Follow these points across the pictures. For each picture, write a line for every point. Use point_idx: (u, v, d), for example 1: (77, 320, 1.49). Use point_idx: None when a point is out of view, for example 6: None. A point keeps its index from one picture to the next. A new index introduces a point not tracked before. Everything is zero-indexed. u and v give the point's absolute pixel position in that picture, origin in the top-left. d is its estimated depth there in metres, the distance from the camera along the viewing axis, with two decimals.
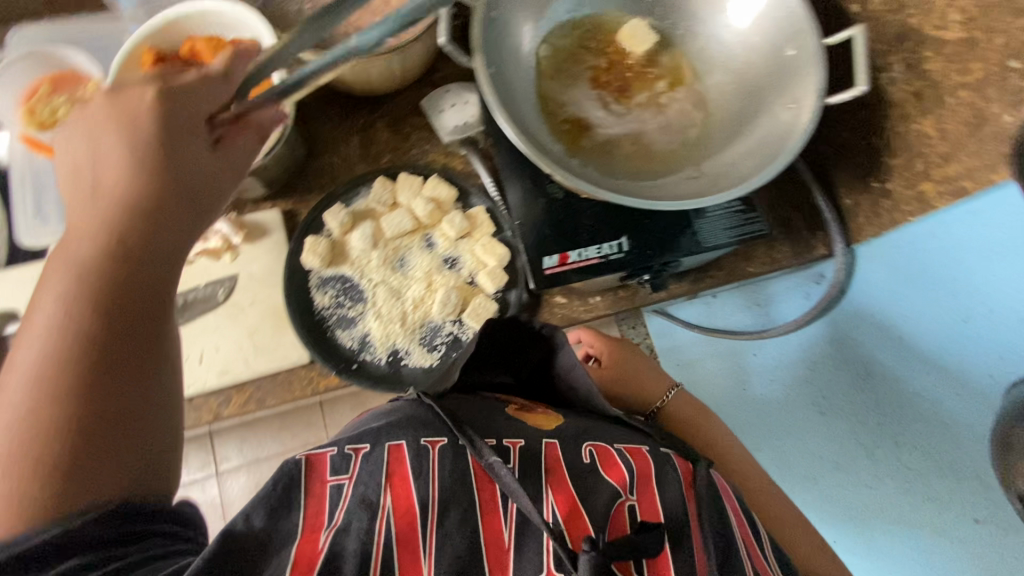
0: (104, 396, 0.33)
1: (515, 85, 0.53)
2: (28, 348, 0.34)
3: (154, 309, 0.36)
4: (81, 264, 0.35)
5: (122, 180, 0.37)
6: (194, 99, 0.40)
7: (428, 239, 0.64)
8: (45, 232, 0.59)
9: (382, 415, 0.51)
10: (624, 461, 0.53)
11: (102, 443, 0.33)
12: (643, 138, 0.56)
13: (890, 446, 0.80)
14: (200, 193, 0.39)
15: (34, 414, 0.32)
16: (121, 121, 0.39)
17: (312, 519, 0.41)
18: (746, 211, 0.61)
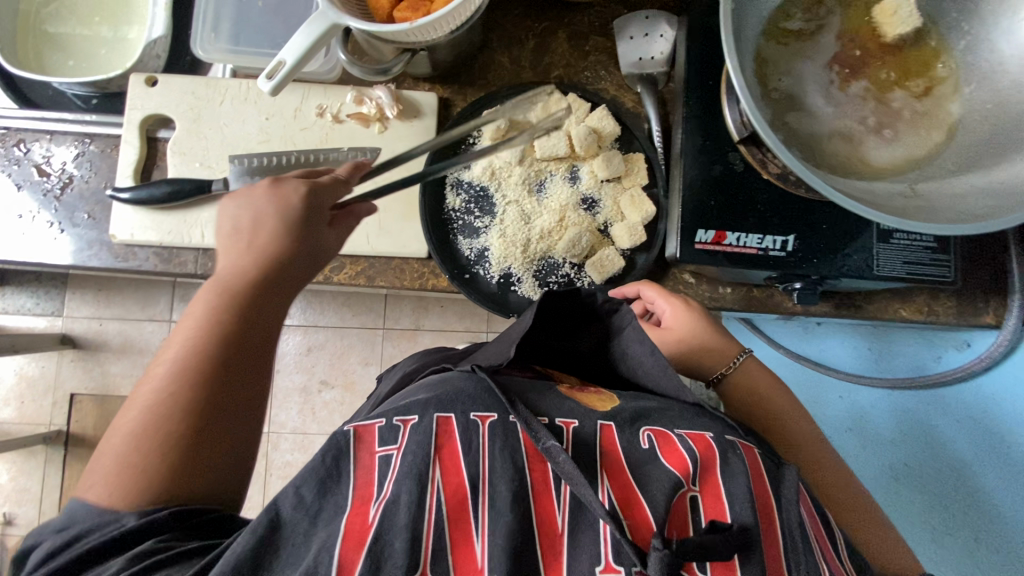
0: (216, 423, 0.40)
1: (745, 32, 0.46)
2: (140, 394, 0.40)
3: (255, 374, 0.42)
4: (214, 333, 0.41)
5: (258, 271, 0.44)
6: (324, 199, 0.46)
7: (573, 172, 0.60)
8: (216, 47, 0.58)
9: (430, 386, 0.48)
10: (687, 446, 0.47)
11: (201, 461, 0.39)
12: (862, 131, 0.48)
13: (962, 540, 0.69)
14: (319, 253, 0.47)
15: (151, 426, 0.38)
16: (275, 212, 0.44)
17: (361, 490, 0.40)
18: (934, 252, 0.54)
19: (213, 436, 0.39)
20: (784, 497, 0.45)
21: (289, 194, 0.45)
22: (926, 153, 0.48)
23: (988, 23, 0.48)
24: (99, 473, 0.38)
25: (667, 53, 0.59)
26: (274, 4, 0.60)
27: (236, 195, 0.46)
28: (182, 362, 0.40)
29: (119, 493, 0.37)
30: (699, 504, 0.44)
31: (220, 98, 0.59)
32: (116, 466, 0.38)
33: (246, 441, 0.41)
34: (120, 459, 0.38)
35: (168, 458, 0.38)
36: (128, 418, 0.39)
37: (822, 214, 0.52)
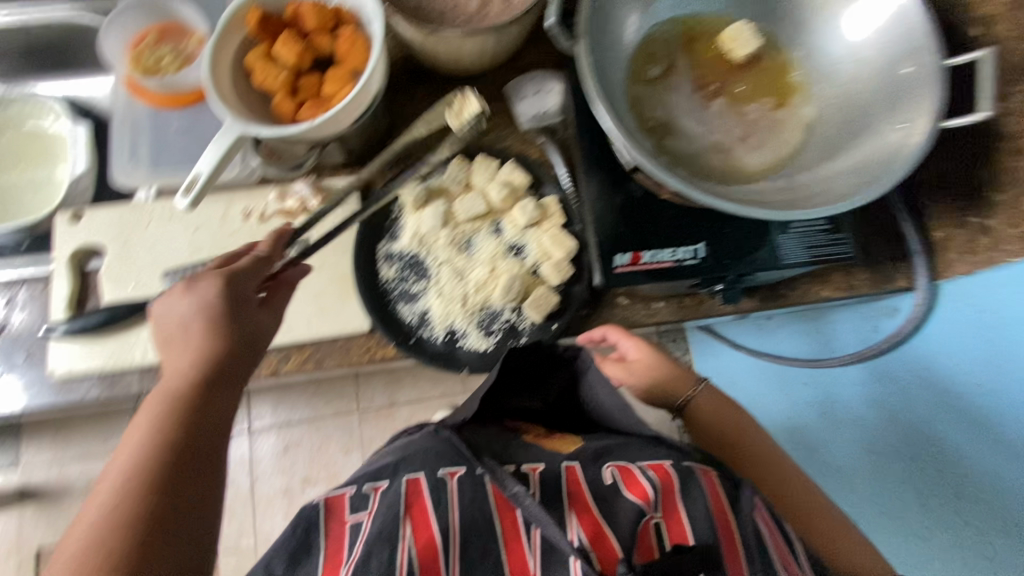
0: (168, 522, 0.36)
1: (612, 79, 0.52)
2: (83, 517, 0.36)
3: (215, 453, 0.40)
4: (163, 433, 0.38)
5: (199, 368, 0.42)
6: (243, 286, 0.46)
7: (496, 225, 0.64)
8: (137, 173, 0.61)
9: (397, 450, 0.53)
10: (647, 476, 0.49)
11: (152, 567, 0.34)
12: (736, 142, 0.54)
13: (945, 501, 0.71)
14: (255, 336, 0.45)
15: (100, 530, 0.34)
16: (199, 306, 0.44)
17: (331, 559, 0.45)
18: (831, 232, 0.58)
19: (172, 526, 0.36)
20: (741, 513, 0.47)
21: (206, 293, 0.45)
22: (793, 151, 0.54)
23: (817, 32, 0.55)
24: None
25: (560, 104, 0.64)
26: (188, 124, 0.63)
27: (161, 302, 0.45)
28: (127, 469, 0.37)
29: None
30: (663, 531, 0.45)
31: (147, 219, 0.61)
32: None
33: (202, 544, 0.37)
34: None
35: (115, 557, 0.34)
36: (66, 551, 0.35)
37: (723, 220, 0.57)
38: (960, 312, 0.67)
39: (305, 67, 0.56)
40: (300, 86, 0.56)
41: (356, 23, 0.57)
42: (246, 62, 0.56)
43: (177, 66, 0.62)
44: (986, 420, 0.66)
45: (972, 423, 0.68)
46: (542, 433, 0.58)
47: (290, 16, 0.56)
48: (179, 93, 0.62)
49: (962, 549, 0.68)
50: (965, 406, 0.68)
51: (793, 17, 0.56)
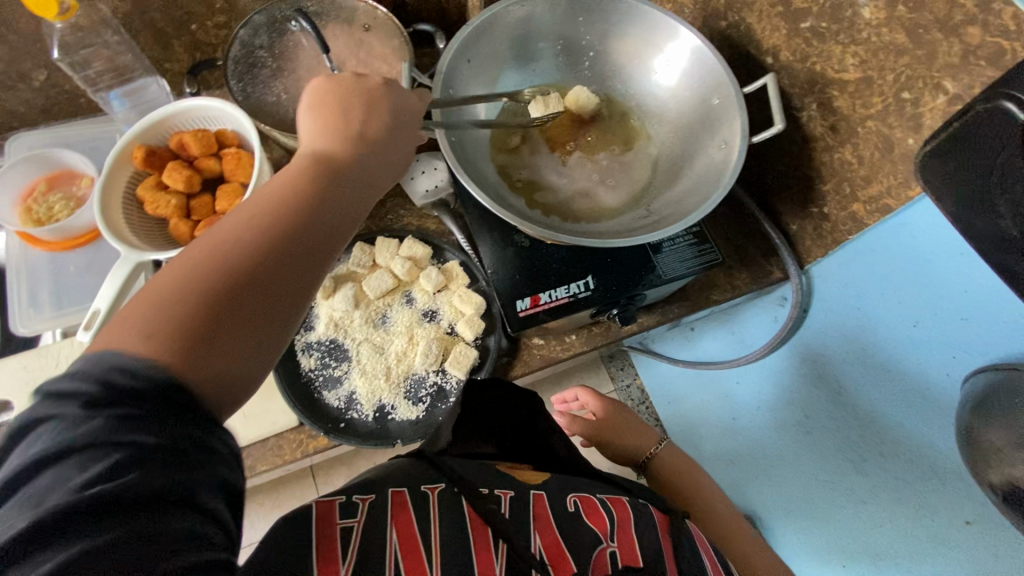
0: (222, 340, 0.31)
1: (475, 152, 0.59)
2: (198, 245, 0.34)
3: (290, 314, 0.35)
4: (281, 197, 0.37)
5: (347, 150, 0.41)
6: (343, 113, 0.43)
7: (407, 296, 0.68)
8: (40, 319, 0.62)
9: (382, 466, 0.52)
10: (605, 509, 0.55)
11: (214, 341, 0.31)
12: (596, 185, 0.61)
13: (876, 462, 0.74)
14: (354, 205, 0.40)
15: (218, 258, 0.33)
16: (333, 124, 0.42)
17: (323, 560, 0.37)
18: (700, 243, 0.65)
19: (252, 282, 0.33)
20: (680, 540, 0.57)
21: (335, 103, 0.43)
22: (646, 184, 0.61)
23: (641, 83, 0.65)
24: (134, 321, 0.30)
25: (447, 179, 0.71)
26: (88, 261, 0.65)
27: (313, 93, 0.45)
28: (258, 205, 0.36)
29: (127, 342, 0.29)
30: (617, 556, 0.49)
31: (55, 361, 0.61)
32: (128, 312, 0.30)
33: (271, 330, 0.34)
34: (154, 303, 0.31)
35: (196, 324, 0.31)
36: (165, 275, 0.32)
37: (604, 251, 0.63)
38: (851, 270, 0.70)
39: (195, 190, 0.60)
40: (192, 208, 0.60)
41: (239, 143, 0.62)
42: (137, 195, 0.60)
43: (69, 210, 0.64)
44: (895, 372, 0.69)
45: (884, 378, 0.70)
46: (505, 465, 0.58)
47: (176, 146, 0.60)
48: (71, 235, 0.62)
49: (901, 506, 0.71)
50: (877, 362, 0.70)
51: (620, 73, 0.66)
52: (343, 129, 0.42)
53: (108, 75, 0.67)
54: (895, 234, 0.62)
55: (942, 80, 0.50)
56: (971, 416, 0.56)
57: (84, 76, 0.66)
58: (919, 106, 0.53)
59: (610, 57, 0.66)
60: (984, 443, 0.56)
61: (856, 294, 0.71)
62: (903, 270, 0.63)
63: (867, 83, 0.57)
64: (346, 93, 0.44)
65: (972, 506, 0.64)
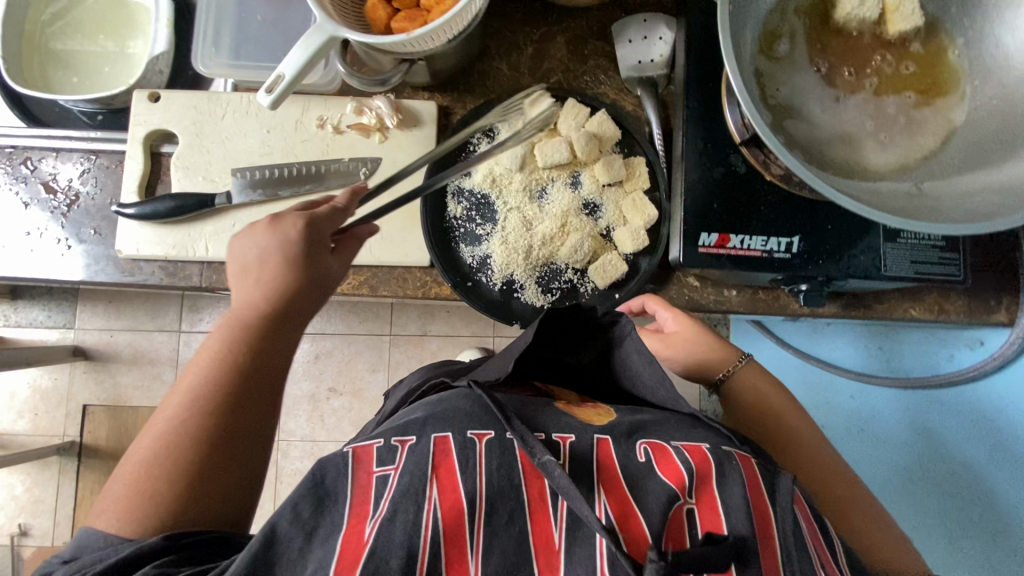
0: (205, 463, 0.41)
1: (744, 35, 0.46)
2: (161, 415, 0.42)
3: (263, 409, 0.44)
4: (229, 343, 0.44)
5: (265, 304, 0.45)
6: (323, 230, 0.47)
7: (574, 178, 0.60)
8: (216, 60, 0.58)
9: (426, 406, 0.49)
10: (682, 457, 0.47)
11: (202, 479, 0.40)
12: (866, 137, 0.48)
13: (977, 543, 0.67)
14: (288, 316, 0.46)
15: (190, 410, 0.42)
16: (280, 247, 0.45)
17: (357, 508, 0.41)
18: (944, 249, 0.53)
19: (227, 415, 0.42)
20: (780, 503, 0.45)
21: (289, 227, 0.46)
22: (925, 157, 0.47)
23: (992, 17, 0.48)
24: (124, 474, 0.40)
25: (667, 56, 0.59)
26: (274, 16, 0.60)
27: (241, 233, 0.47)
28: (208, 365, 0.43)
29: (128, 520, 0.39)
30: (696, 516, 0.44)
31: (223, 112, 0.60)
32: (126, 493, 0.40)
33: (246, 469, 0.42)
34: (151, 446, 0.41)
35: (186, 477, 0.40)
36: (155, 428, 0.42)
37: (828, 214, 0.52)
38: None
39: None
40: None
41: None
42: None
43: None
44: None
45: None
46: (574, 403, 0.56)
47: None
48: None
49: None
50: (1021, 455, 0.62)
51: None
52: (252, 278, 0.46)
53: None
54: None
55: None
56: None
57: None
58: None
59: None
60: None
61: None
62: None
63: None
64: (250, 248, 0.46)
65: None
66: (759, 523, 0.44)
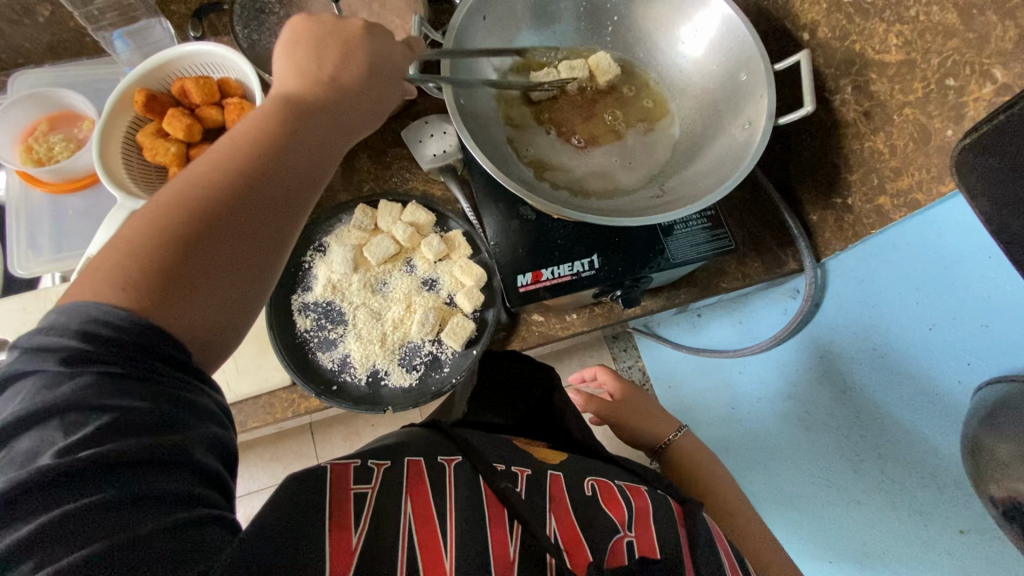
0: (233, 229, 0.37)
1: (485, 117, 0.56)
2: (199, 162, 0.38)
3: (269, 250, 0.39)
4: (239, 160, 0.39)
5: (282, 128, 0.41)
6: (309, 109, 0.43)
7: (409, 264, 0.67)
8: (39, 260, 0.61)
9: (397, 434, 0.58)
10: (624, 496, 0.58)
11: (205, 244, 0.35)
12: (613, 162, 0.59)
13: (872, 463, 0.73)
14: (302, 184, 0.41)
15: (231, 174, 0.38)
16: (280, 106, 0.42)
17: (338, 514, 0.41)
18: (714, 228, 0.63)
19: (252, 203, 0.38)
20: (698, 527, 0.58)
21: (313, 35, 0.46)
22: (661, 166, 0.58)
23: (666, 54, 0.62)
24: (118, 241, 0.34)
25: (456, 143, 0.69)
26: (86, 206, 0.64)
27: (283, 47, 0.46)
28: (235, 142, 0.39)
29: (121, 276, 0.32)
30: (634, 545, 0.52)
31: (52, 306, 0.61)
32: (120, 245, 0.34)
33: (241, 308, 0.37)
34: (174, 192, 0.36)
35: (181, 242, 0.35)
36: (183, 174, 0.37)
37: (613, 229, 0.61)
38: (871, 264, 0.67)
39: (195, 139, 0.58)
40: (192, 158, 0.58)
41: (242, 93, 0.60)
42: (139, 142, 0.58)
43: (68, 153, 0.62)
44: (905, 374, 0.67)
45: (897, 380, 0.68)
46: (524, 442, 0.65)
47: (177, 93, 0.59)
48: (73, 178, 0.62)
49: (895, 509, 0.71)
50: (885, 362, 0.69)
51: (646, 41, 0.63)
52: (275, 108, 0.42)
53: (112, 11, 0.64)
54: (922, 229, 0.59)
55: (992, 67, 0.47)
56: (977, 428, 0.58)
57: (85, 12, 0.63)
58: (964, 94, 0.49)
59: (634, 22, 0.62)
60: (981, 461, 0.58)
61: (869, 297, 0.69)
62: (929, 272, 0.60)
63: (909, 66, 0.53)
64: (287, 86, 0.44)
65: (968, 513, 0.65)
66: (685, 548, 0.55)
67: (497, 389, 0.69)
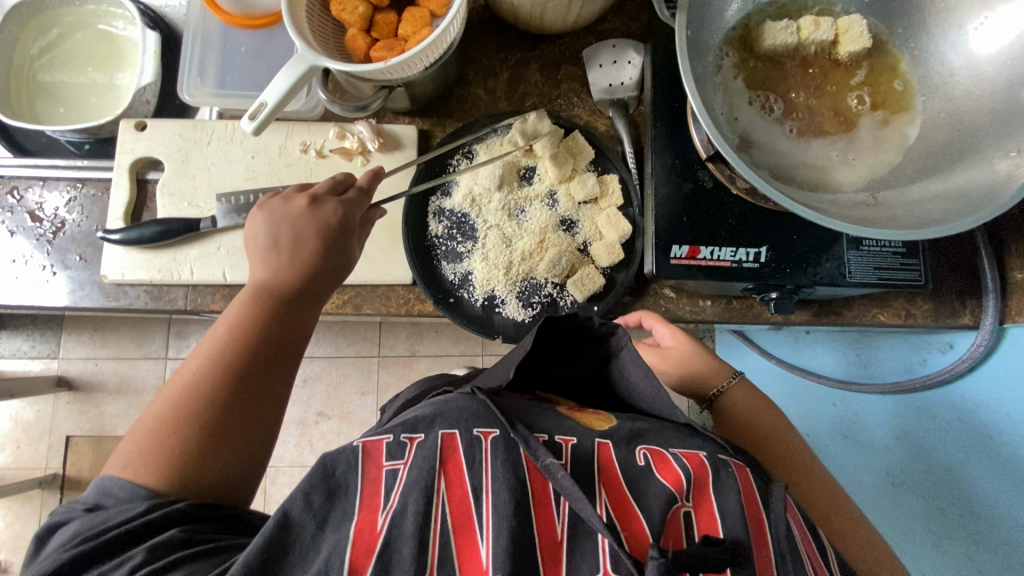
0: (241, 402, 0.42)
1: (704, 61, 0.49)
2: (203, 346, 0.43)
3: (265, 425, 0.43)
4: (239, 344, 0.43)
5: (291, 295, 0.46)
6: (318, 284, 0.47)
7: (551, 196, 0.62)
8: (203, 90, 0.61)
9: (432, 403, 0.49)
10: (681, 462, 0.47)
11: (215, 448, 0.40)
12: (827, 153, 0.51)
13: (962, 545, 0.67)
14: (292, 351, 0.45)
15: (220, 356, 0.42)
16: (311, 224, 0.47)
17: (368, 500, 0.41)
18: (905, 256, 0.55)
19: (250, 396, 0.42)
20: (774, 508, 0.46)
21: (326, 211, 0.48)
22: (884, 169, 0.50)
23: (934, 38, 0.51)
24: (148, 420, 0.41)
25: (636, 79, 0.62)
26: (257, 47, 0.63)
27: (272, 207, 0.48)
28: (225, 333, 0.43)
29: (148, 471, 0.39)
30: (693, 519, 0.45)
31: (207, 139, 0.61)
32: (149, 435, 0.40)
33: (246, 466, 0.41)
34: (201, 375, 0.42)
35: (194, 442, 0.40)
36: (207, 344, 0.43)
37: (792, 225, 0.54)
38: None
39: (383, 4, 0.54)
40: (375, 22, 0.54)
41: None
42: None
43: None
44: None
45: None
46: (574, 408, 0.55)
47: None
48: (252, 15, 0.60)
49: None
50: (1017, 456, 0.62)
51: (912, 17, 0.52)
52: (288, 261, 0.46)
53: None
54: None
55: None
56: None
57: None
58: None
59: None
60: None
61: None
62: None
63: None
64: (260, 271, 0.47)
65: None
66: (753, 526, 0.45)
67: (551, 349, 0.57)
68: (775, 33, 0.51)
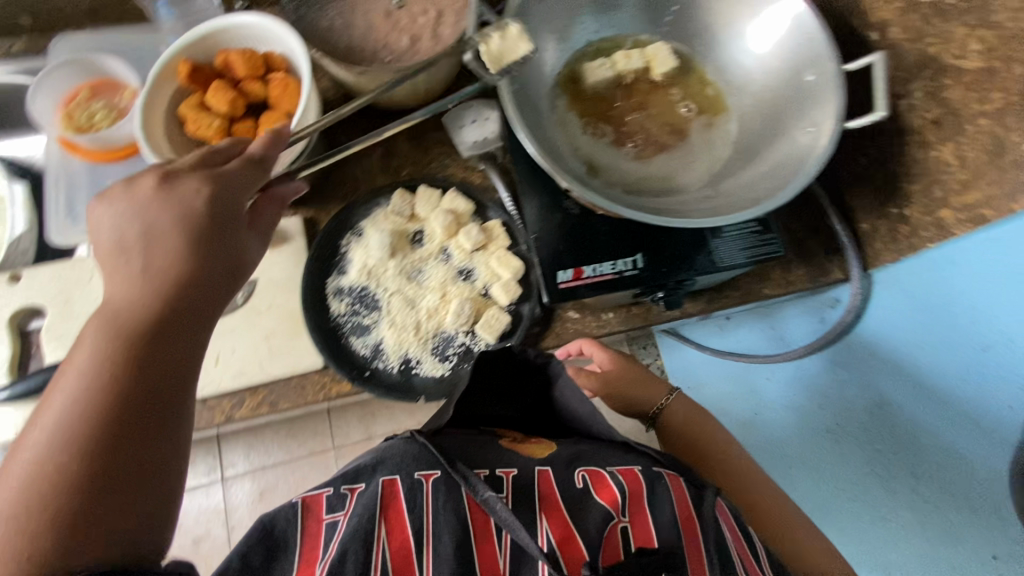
0: (124, 442, 0.34)
1: (539, 108, 0.55)
2: (76, 362, 0.36)
3: (165, 457, 0.35)
4: (106, 382, 0.34)
5: (164, 298, 0.37)
6: (203, 276, 0.38)
7: (445, 252, 0.65)
8: (76, 228, 0.61)
9: (377, 448, 0.50)
10: (617, 480, 0.49)
11: (101, 501, 0.32)
12: (667, 162, 0.57)
13: (905, 483, 0.72)
14: (184, 364, 0.37)
15: (88, 392, 0.34)
16: (174, 220, 0.38)
17: (307, 555, 0.41)
18: (762, 233, 0.61)
19: (136, 429, 0.34)
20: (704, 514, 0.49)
21: (187, 192, 0.39)
22: (716, 165, 0.56)
23: (727, 48, 0.59)
24: (1, 507, 0.32)
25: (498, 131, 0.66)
26: (125, 176, 0.63)
27: (115, 202, 0.39)
28: (89, 358, 0.35)
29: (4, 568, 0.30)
30: (629, 533, 0.46)
31: (88, 276, 0.61)
32: (4, 526, 0.31)
33: (150, 511, 0.33)
34: (64, 426, 0.33)
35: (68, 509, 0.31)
36: (72, 375, 0.35)
37: (658, 230, 0.60)
38: (925, 286, 0.64)
39: (238, 113, 0.57)
40: (234, 132, 0.57)
41: (287, 67, 0.58)
42: (178, 111, 0.56)
43: (109, 121, 0.61)
44: (950, 399, 0.65)
45: (940, 403, 0.67)
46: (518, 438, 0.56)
47: (222, 66, 0.57)
48: (112, 147, 0.61)
49: (928, 529, 0.69)
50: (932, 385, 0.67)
51: (705, 35, 0.61)
52: (159, 262, 0.38)
53: None
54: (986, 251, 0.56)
55: None
56: None
57: None
58: None
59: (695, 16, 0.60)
60: None
61: (926, 313, 0.65)
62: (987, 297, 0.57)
63: (989, 74, 0.51)
64: (131, 238, 0.38)
65: (1006, 541, 0.62)
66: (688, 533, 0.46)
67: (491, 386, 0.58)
68: (594, 72, 0.59)
